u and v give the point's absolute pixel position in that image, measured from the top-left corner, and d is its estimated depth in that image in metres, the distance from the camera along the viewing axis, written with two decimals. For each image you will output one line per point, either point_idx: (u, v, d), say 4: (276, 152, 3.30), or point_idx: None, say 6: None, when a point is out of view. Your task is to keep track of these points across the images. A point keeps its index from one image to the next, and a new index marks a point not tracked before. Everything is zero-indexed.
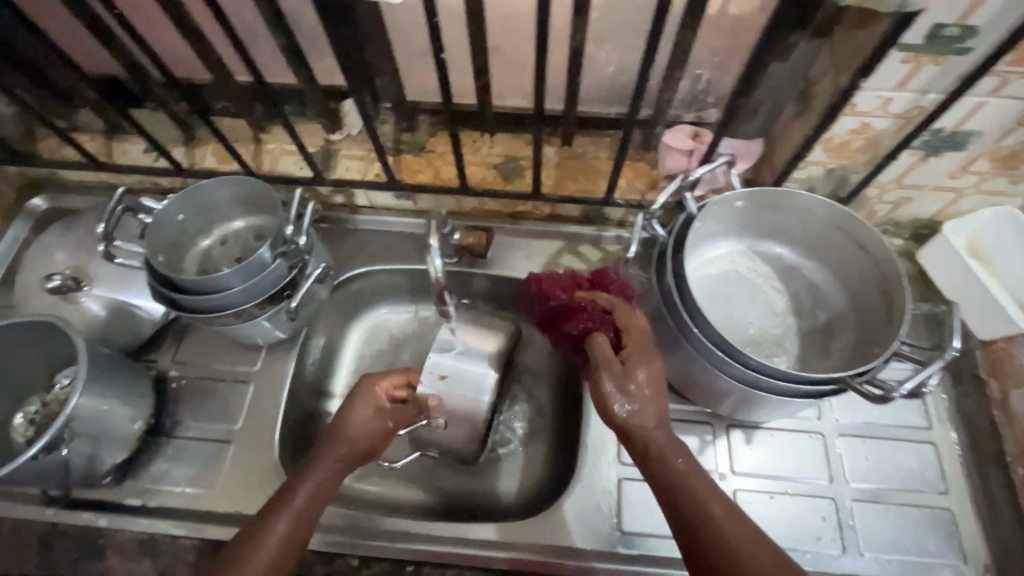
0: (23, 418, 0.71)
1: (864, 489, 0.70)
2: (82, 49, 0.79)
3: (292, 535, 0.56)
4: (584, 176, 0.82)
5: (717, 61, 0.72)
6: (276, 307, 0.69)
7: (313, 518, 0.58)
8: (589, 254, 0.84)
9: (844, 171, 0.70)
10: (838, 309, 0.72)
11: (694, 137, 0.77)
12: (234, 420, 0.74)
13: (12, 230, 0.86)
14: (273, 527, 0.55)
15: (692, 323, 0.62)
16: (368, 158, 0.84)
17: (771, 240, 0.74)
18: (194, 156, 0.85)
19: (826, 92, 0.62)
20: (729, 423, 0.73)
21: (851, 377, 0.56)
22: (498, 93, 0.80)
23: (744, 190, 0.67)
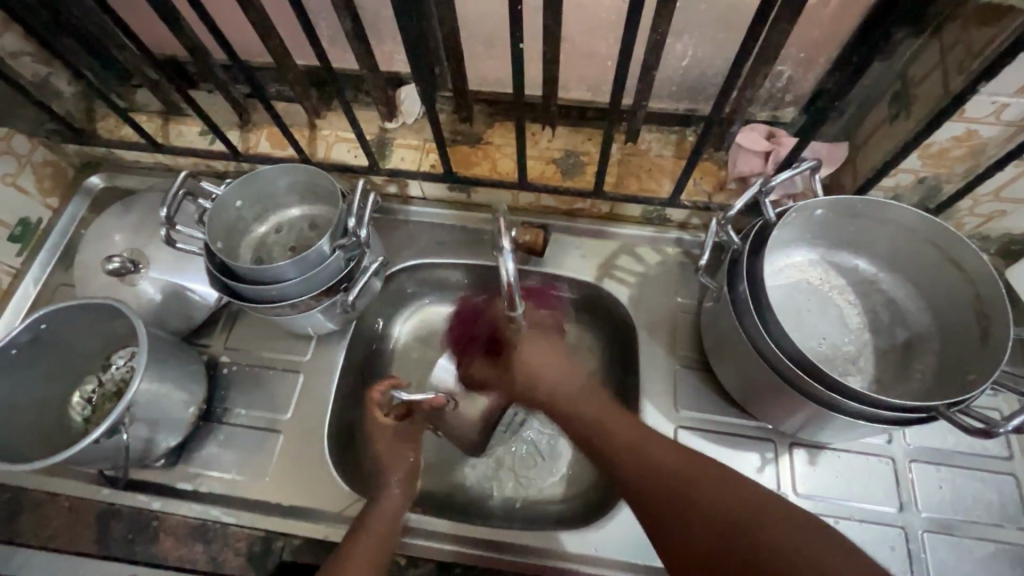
0: (80, 397, 0.72)
1: (937, 520, 0.66)
2: (143, 28, 0.78)
3: (380, 536, 0.59)
4: (648, 175, 0.78)
5: (804, 57, 0.67)
6: (332, 299, 0.68)
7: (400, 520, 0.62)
8: (648, 256, 0.80)
9: (937, 180, 0.65)
10: (919, 328, 0.68)
11: (769, 137, 0.73)
12: (284, 410, 0.74)
13: (70, 209, 0.87)
14: (360, 531, 0.59)
15: (769, 337, 0.58)
16: (424, 149, 0.81)
17: (849, 251, 0.70)
18: (249, 140, 0.84)
19: (931, 95, 0.57)
20: (793, 441, 0.70)
21: (944, 406, 0.53)
22: (562, 85, 0.77)
23: (828, 198, 0.63)
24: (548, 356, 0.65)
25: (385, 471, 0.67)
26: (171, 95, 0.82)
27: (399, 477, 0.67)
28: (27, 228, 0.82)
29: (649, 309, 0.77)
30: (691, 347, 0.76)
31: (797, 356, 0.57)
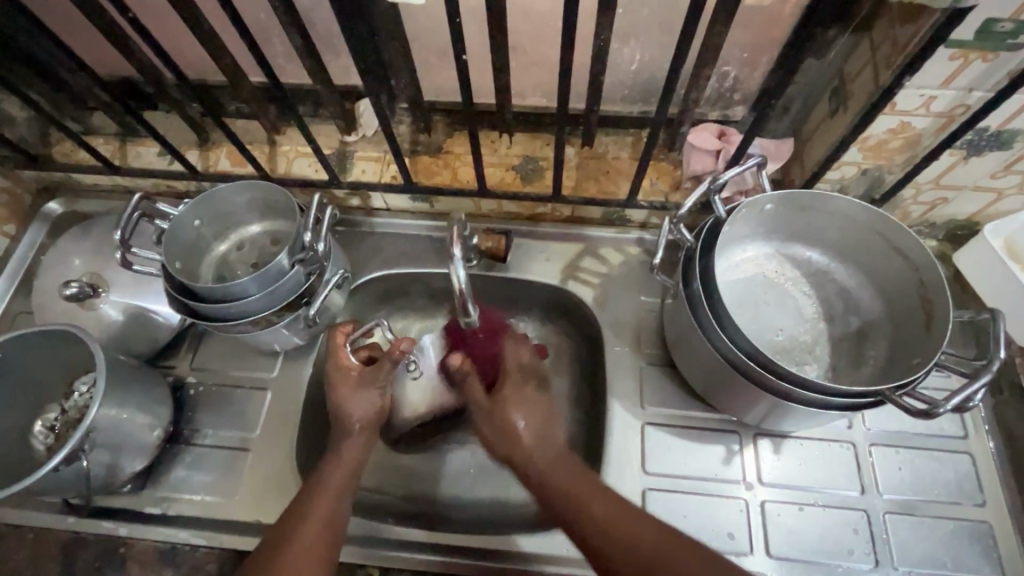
0: (41, 425, 0.71)
1: (897, 501, 0.68)
2: (96, 51, 0.78)
3: (336, 494, 0.59)
4: (606, 178, 0.79)
5: (746, 57, 0.69)
6: (295, 314, 0.68)
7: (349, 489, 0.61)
8: (611, 257, 0.82)
9: (880, 171, 0.67)
10: (871, 315, 0.70)
11: (720, 136, 0.75)
12: (252, 428, 0.73)
13: (28, 235, 0.86)
14: (320, 485, 0.60)
15: (725, 333, 0.60)
16: (385, 160, 0.82)
17: (802, 244, 0.72)
18: (209, 158, 0.84)
19: (864, 90, 0.59)
20: (757, 431, 0.71)
21: (890, 389, 0.54)
22: (517, 92, 0.78)
23: (776, 193, 0.64)
24: (531, 403, 0.66)
25: (347, 418, 0.65)
26: (127, 116, 0.82)
27: (359, 424, 0.65)
28: None
29: (613, 308, 0.79)
30: (655, 344, 0.77)
31: (749, 349, 0.58)
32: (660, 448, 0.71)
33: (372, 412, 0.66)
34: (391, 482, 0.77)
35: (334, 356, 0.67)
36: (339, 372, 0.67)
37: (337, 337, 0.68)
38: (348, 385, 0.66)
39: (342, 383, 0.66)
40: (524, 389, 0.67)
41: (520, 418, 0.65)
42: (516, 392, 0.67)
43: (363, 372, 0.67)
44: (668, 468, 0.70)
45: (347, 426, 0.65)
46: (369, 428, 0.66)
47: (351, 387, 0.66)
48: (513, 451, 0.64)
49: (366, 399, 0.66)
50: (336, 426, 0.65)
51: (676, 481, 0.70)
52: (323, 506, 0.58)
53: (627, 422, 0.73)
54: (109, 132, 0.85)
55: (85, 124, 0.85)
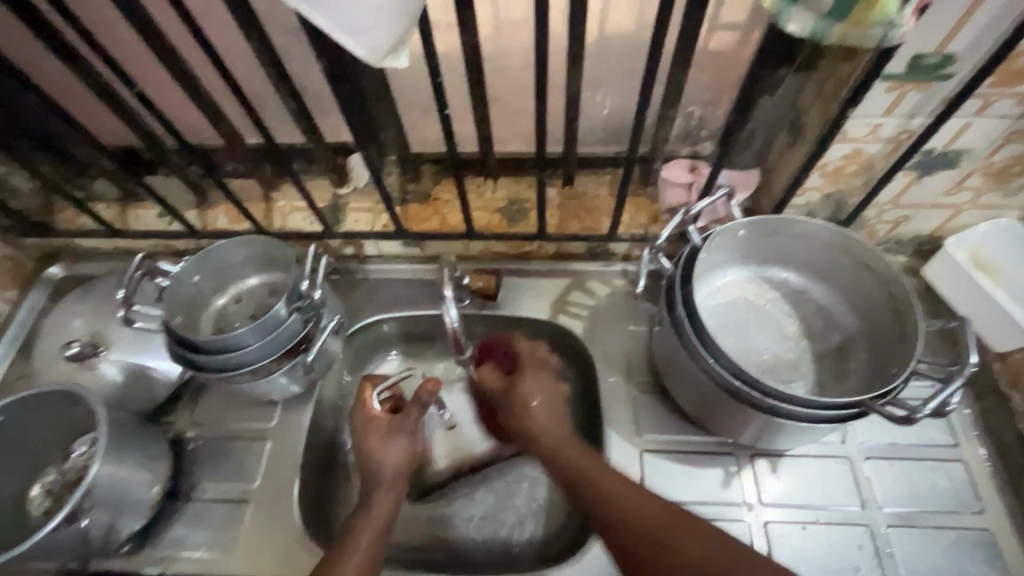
0: (39, 489, 0.70)
1: (897, 513, 0.68)
2: (99, 122, 0.82)
3: (369, 546, 0.59)
4: (588, 215, 0.84)
5: (708, 97, 0.75)
6: (293, 361, 0.70)
7: (382, 543, 0.60)
8: (598, 289, 0.85)
9: (842, 195, 0.72)
10: (850, 330, 0.72)
11: (691, 170, 0.79)
12: (251, 478, 0.73)
13: (29, 299, 0.88)
14: (350, 545, 0.59)
15: (710, 354, 0.62)
16: (376, 210, 0.86)
17: (777, 266, 0.75)
18: (207, 217, 0.87)
19: (816, 121, 0.64)
20: (753, 452, 0.72)
21: (873, 399, 0.56)
22: (499, 140, 0.83)
23: (747, 219, 0.68)
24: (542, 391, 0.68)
25: (376, 470, 0.65)
26: (128, 181, 0.86)
27: (391, 476, 0.65)
28: None
29: (604, 339, 0.81)
30: (647, 373, 0.79)
31: (736, 368, 0.61)
32: (660, 474, 0.72)
33: (403, 460, 0.66)
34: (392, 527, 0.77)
35: (361, 409, 0.69)
36: (365, 424, 0.68)
37: (364, 389, 0.69)
38: (369, 432, 0.67)
39: (369, 428, 0.67)
40: (547, 373, 0.71)
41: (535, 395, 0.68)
42: (538, 380, 0.69)
43: (393, 421, 0.68)
44: (671, 494, 0.70)
45: (380, 477, 0.65)
46: (401, 479, 0.66)
47: (382, 436, 0.67)
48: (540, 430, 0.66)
49: (397, 446, 0.67)
50: (365, 479, 0.66)
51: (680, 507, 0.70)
52: (354, 565, 0.56)
53: (624, 451, 0.73)
54: (111, 197, 0.89)
55: (88, 192, 0.89)
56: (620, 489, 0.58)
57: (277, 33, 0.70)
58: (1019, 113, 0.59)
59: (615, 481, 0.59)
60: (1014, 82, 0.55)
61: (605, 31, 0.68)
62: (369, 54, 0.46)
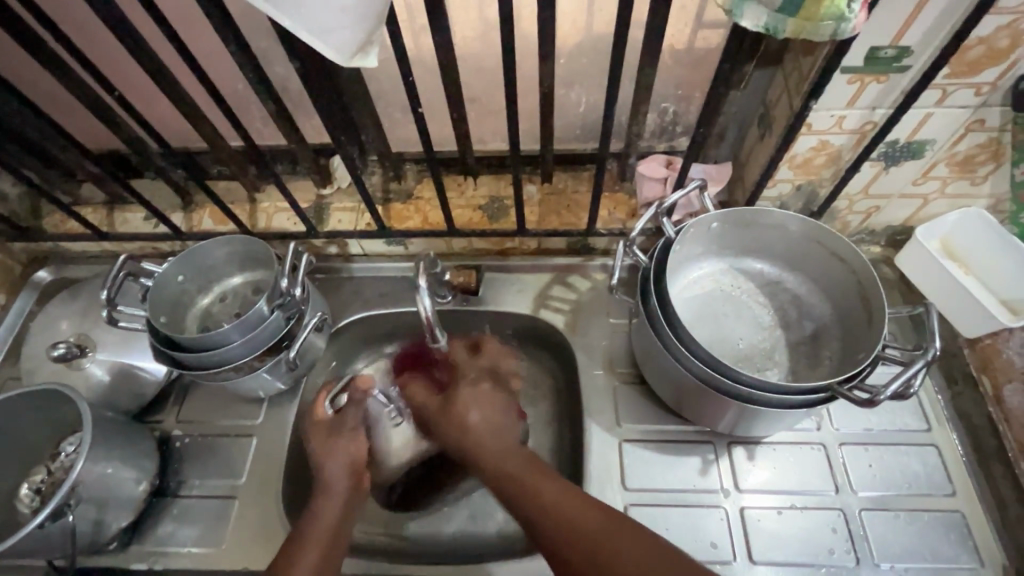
0: (27, 488, 0.71)
1: (871, 497, 0.70)
2: (84, 127, 0.84)
3: (322, 545, 0.59)
4: (567, 211, 0.85)
5: (681, 93, 0.77)
6: (276, 357, 0.71)
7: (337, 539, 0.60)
8: (579, 284, 0.86)
9: (812, 186, 0.73)
10: (823, 319, 0.74)
11: (667, 165, 0.81)
12: (238, 475, 0.74)
13: (18, 303, 0.89)
14: (301, 545, 0.58)
15: (682, 344, 0.63)
16: (359, 209, 0.87)
17: (751, 257, 0.77)
18: (193, 219, 0.88)
19: (783, 115, 0.66)
20: (731, 440, 0.73)
21: (839, 384, 0.58)
22: (479, 139, 0.85)
23: (718, 211, 0.69)
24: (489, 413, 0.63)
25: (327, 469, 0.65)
26: (114, 185, 0.87)
27: (343, 473, 0.65)
28: None
29: (585, 332, 0.82)
30: (627, 364, 0.80)
31: (707, 356, 0.62)
32: (640, 463, 0.73)
33: (352, 459, 0.66)
34: (378, 522, 0.78)
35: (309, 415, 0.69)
36: (313, 429, 0.68)
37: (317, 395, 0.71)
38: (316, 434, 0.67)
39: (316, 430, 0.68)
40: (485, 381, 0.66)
41: (473, 407, 0.64)
42: (473, 390, 0.65)
43: (336, 422, 0.68)
44: (651, 484, 0.71)
45: (335, 479, 0.65)
46: (354, 475, 0.66)
47: (328, 438, 0.67)
48: (467, 437, 0.62)
49: (344, 445, 0.67)
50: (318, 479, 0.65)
51: (660, 495, 0.71)
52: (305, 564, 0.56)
53: (605, 441, 0.74)
54: (98, 201, 0.90)
55: (75, 196, 0.91)
56: (568, 504, 0.54)
57: (256, 36, 0.71)
58: (978, 102, 0.60)
59: (562, 488, 0.56)
60: (970, 73, 0.57)
61: (576, 30, 0.70)
62: (337, 54, 0.48)
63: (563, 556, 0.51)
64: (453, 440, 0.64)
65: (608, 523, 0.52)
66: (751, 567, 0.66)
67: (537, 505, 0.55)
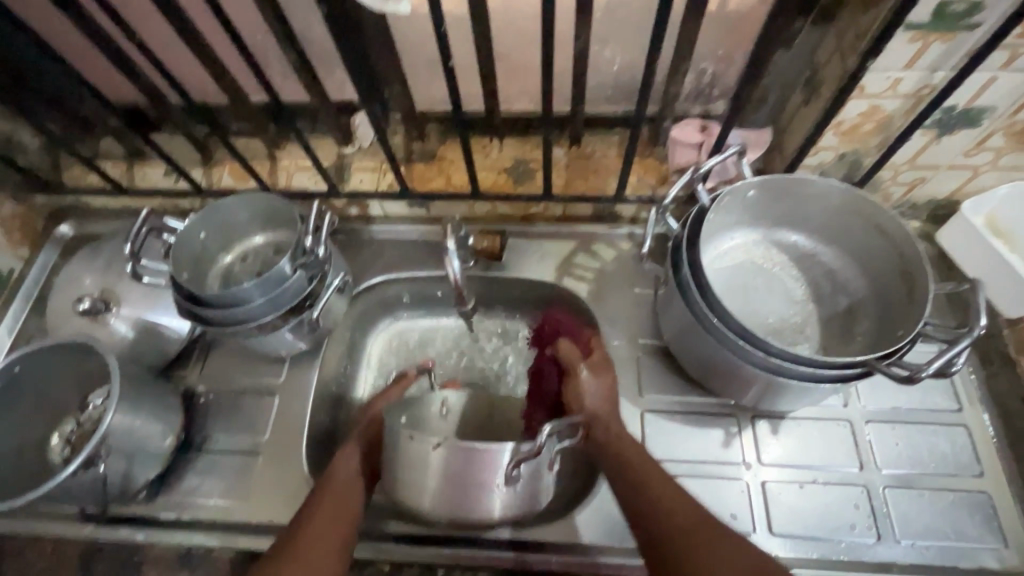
0: (58, 438, 0.72)
1: (895, 474, 0.69)
2: (103, 78, 0.82)
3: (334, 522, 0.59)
4: (595, 176, 0.82)
5: (722, 53, 0.73)
6: (298, 318, 0.70)
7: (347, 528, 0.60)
8: (603, 252, 0.84)
9: (857, 155, 0.70)
10: (859, 294, 0.71)
11: (702, 130, 0.77)
12: (262, 431, 0.75)
13: (41, 257, 0.89)
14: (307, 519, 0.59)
15: (715, 314, 0.62)
16: (381, 169, 0.85)
17: (786, 229, 0.74)
18: (212, 176, 0.87)
19: (833, 77, 0.62)
20: (755, 413, 0.73)
21: (876, 359, 0.56)
22: (505, 99, 0.82)
23: (757, 179, 0.67)
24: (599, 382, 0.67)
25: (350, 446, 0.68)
26: (133, 139, 0.86)
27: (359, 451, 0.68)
28: None
29: (609, 301, 0.81)
30: (651, 335, 0.78)
31: (740, 328, 0.60)
32: (661, 434, 0.72)
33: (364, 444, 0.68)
34: None
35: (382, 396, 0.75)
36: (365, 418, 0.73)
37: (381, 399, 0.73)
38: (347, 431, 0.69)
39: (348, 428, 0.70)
40: (604, 370, 0.69)
41: (593, 390, 0.66)
42: (596, 377, 0.67)
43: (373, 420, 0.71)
44: (671, 454, 0.71)
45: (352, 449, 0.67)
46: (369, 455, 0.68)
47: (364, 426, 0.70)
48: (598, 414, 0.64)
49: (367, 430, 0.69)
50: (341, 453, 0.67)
51: (680, 465, 0.70)
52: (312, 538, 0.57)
53: (627, 410, 0.74)
54: (117, 155, 0.89)
55: (95, 150, 0.89)
56: (682, 505, 0.54)
57: None
58: None
59: (668, 484, 0.57)
60: None
61: None
62: None
63: (668, 551, 0.51)
64: (600, 423, 0.64)
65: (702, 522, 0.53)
66: (770, 539, 0.66)
67: (654, 498, 0.55)
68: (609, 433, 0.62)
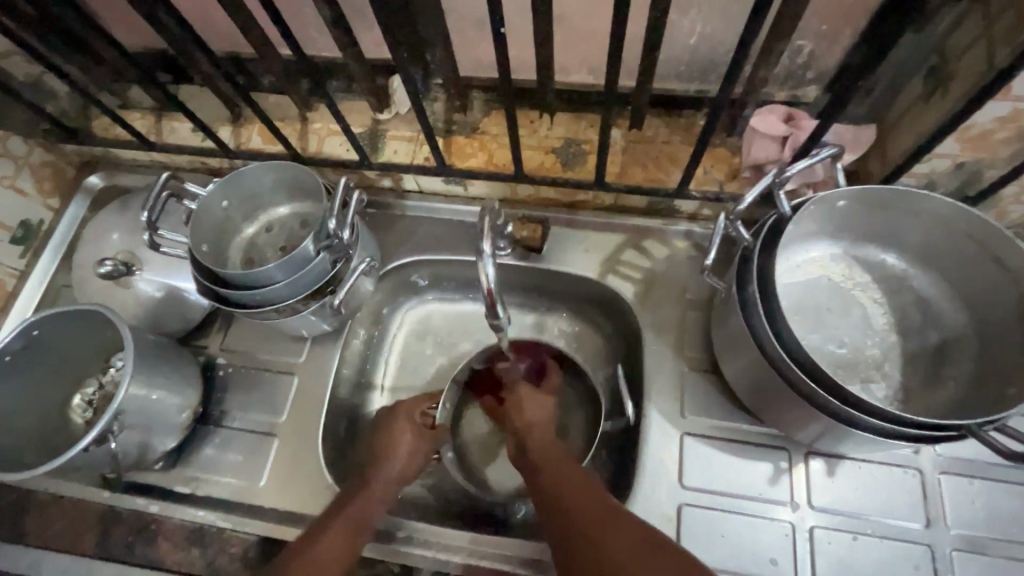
0: (81, 399, 0.71)
1: (966, 536, 0.61)
2: (130, 22, 0.76)
3: (348, 537, 0.57)
4: (654, 164, 0.73)
5: (826, 29, 0.61)
6: (319, 302, 0.66)
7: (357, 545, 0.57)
8: (655, 250, 0.75)
9: (979, 165, 0.58)
10: (954, 330, 0.61)
11: (787, 120, 0.67)
12: (279, 412, 0.73)
13: (72, 209, 0.87)
14: (321, 529, 0.57)
15: (781, 345, 0.53)
16: (418, 140, 0.78)
17: (875, 245, 0.64)
18: (241, 135, 0.81)
19: (971, 71, 0.50)
20: (809, 449, 0.65)
21: (977, 424, 0.47)
22: (561, 69, 0.72)
23: (852, 189, 0.56)
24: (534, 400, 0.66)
25: (389, 463, 0.63)
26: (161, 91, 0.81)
27: (398, 476, 0.63)
28: (29, 230, 0.82)
29: (656, 307, 0.73)
30: (700, 349, 0.71)
31: (811, 366, 0.52)
32: (700, 461, 0.66)
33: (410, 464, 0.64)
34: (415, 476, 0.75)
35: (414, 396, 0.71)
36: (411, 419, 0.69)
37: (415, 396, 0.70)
38: (388, 439, 0.65)
39: (387, 435, 0.65)
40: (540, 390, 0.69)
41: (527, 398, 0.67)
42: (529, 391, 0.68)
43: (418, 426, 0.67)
44: (708, 484, 0.65)
45: (393, 463, 0.63)
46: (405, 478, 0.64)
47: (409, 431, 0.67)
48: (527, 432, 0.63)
49: (409, 446, 0.65)
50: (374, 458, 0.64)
51: (717, 498, 0.64)
52: (331, 547, 0.56)
53: (665, 431, 0.67)
54: (146, 107, 0.85)
55: (124, 99, 0.85)
56: (591, 499, 0.52)
57: None
58: None
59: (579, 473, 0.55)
60: None
61: None
62: None
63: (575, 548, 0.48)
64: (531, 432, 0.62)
65: (607, 504, 0.51)
66: None
67: (559, 488, 0.54)
68: (532, 442, 0.61)
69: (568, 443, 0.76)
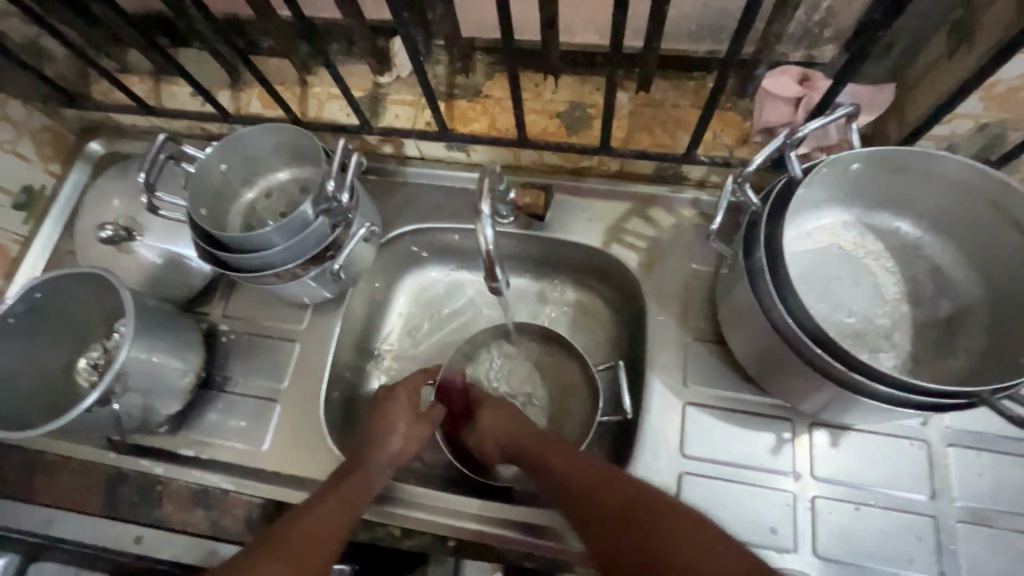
0: (86, 362, 0.72)
1: (971, 508, 0.60)
2: None
3: (340, 510, 0.57)
4: (662, 129, 0.70)
5: None
6: (319, 268, 0.65)
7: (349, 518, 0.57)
8: (662, 218, 0.74)
9: (1002, 127, 0.55)
10: (967, 300, 0.60)
11: (801, 82, 0.64)
12: (282, 377, 0.73)
13: (74, 175, 0.87)
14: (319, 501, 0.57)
15: (785, 307, 0.52)
16: (419, 105, 0.76)
17: (888, 212, 0.62)
18: (241, 100, 0.80)
19: (998, 25, 0.47)
20: (814, 420, 0.64)
21: (988, 392, 0.46)
22: (566, 29, 0.70)
23: (867, 151, 0.54)
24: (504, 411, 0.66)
25: (384, 444, 0.62)
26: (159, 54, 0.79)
27: (391, 459, 0.62)
28: (31, 196, 0.82)
29: (661, 276, 0.71)
30: (705, 318, 0.69)
31: (817, 331, 0.50)
32: (702, 431, 0.65)
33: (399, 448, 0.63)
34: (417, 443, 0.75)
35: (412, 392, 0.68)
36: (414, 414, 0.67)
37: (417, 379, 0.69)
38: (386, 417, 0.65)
39: (385, 412, 0.65)
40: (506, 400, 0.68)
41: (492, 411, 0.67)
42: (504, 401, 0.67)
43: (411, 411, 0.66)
44: (710, 454, 0.64)
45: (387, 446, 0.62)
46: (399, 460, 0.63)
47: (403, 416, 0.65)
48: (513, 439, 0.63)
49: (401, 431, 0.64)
50: (366, 438, 0.63)
51: (719, 467, 0.64)
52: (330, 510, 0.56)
53: (667, 401, 0.67)
54: (144, 70, 0.83)
55: (122, 63, 0.84)
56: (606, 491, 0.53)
57: None
58: None
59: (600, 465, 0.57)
60: None
61: None
62: None
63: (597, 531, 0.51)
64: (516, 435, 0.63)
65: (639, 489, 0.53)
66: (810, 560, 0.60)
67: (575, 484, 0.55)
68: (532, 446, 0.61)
69: (571, 412, 0.75)
